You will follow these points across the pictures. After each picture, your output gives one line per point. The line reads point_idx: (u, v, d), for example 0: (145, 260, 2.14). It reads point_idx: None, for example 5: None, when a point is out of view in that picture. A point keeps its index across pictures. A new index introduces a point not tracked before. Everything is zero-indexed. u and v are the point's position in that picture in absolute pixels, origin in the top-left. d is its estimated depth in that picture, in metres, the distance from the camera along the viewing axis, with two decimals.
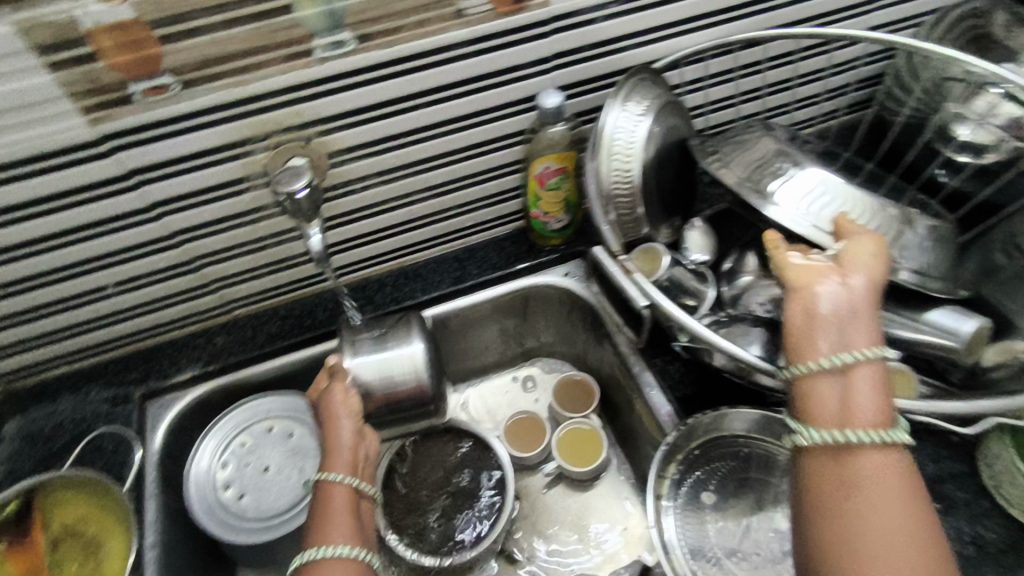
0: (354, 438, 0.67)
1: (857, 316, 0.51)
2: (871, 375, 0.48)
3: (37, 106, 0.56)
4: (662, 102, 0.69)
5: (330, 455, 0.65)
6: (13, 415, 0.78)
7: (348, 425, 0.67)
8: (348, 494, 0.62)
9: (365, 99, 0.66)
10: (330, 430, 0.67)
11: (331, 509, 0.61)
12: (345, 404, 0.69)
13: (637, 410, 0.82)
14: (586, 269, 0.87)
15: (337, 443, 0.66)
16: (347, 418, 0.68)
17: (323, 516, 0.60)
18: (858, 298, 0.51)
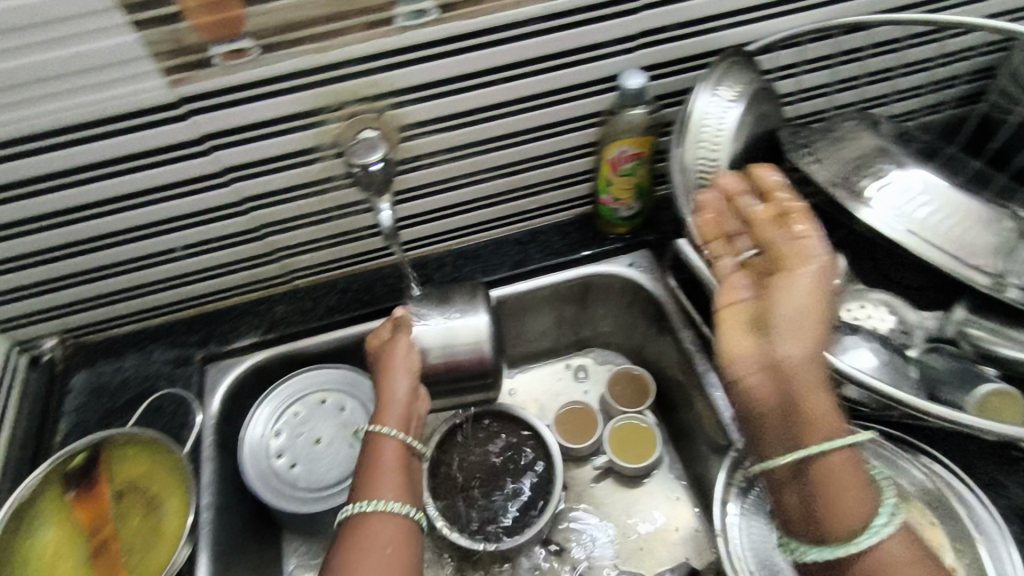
0: (410, 396, 0.67)
1: (795, 379, 0.50)
2: (841, 470, 0.50)
3: (121, 65, 0.56)
4: (755, 88, 0.65)
5: (382, 408, 0.66)
6: (82, 368, 0.80)
7: (404, 381, 0.67)
8: (397, 449, 0.63)
9: (442, 71, 0.64)
10: (386, 384, 0.67)
11: (381, 462, 0.62)
12: (404, 359, 0.69)
13: (698, 411, 0.79)
14: (652, 260, 0.84)
15: (392, 398, 0.66)
16: (405, 373, 0.68)
17: (373, 467, 0.62)
18: (787, 354, 0.50)
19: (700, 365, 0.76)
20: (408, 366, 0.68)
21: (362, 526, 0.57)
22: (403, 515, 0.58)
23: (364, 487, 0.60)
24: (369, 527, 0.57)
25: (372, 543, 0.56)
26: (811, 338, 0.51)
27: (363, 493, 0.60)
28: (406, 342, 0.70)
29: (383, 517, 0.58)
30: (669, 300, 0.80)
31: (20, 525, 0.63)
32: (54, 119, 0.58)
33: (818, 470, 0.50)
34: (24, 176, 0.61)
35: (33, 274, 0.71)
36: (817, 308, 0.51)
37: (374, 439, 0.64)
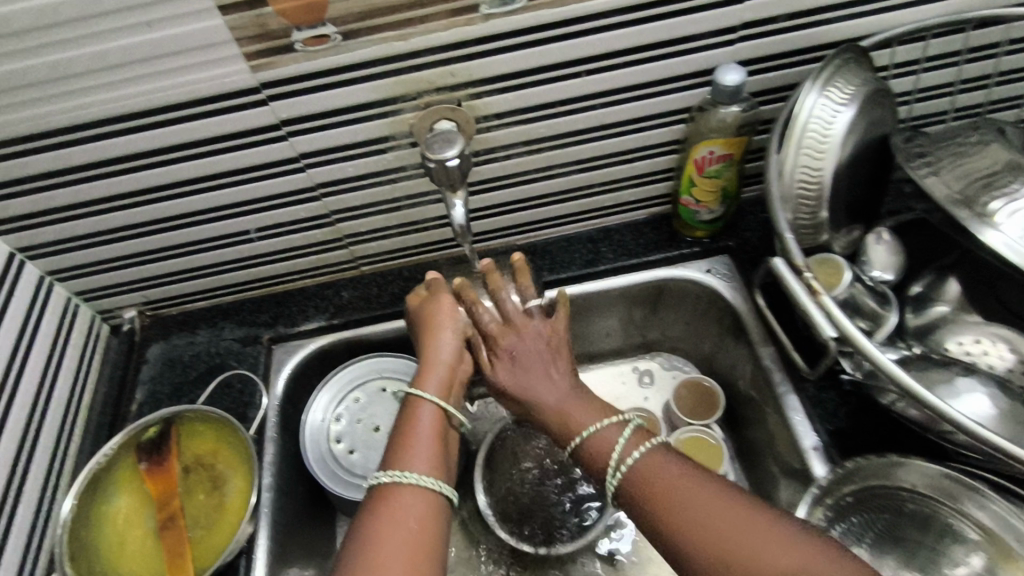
0: (453, 355, 0.65)
1: (551, 394, 0.63)
2: (606, 437, 0.59)
3: (207, 48, 0.56)
4: (869, 90, 0.58)
5: (426, 370, 0.64)
6: (157, 339, 0.82)
7: (450, 342, 0.65)
8: (434, 414, 0.61)
9: (525, 61, 0.61)
10: (430, 343, 0.65)
11: (417, 429, 0.59)
12: (450, 320, 0.66)
13: (770, 431, 0.74)
14: (732, 267, 0.79)
15: (436, 357, 0.64)
16: (448, 332, 0.66)
17: (407, 435, 0.59)
18: (530, 386, 0.64)
19: (779, 385, 0.70)
20: (454, 326, 0.66)
21: (388, 498, 0.54)
22: (431, 489, 0.55)
23: (396, 454, 0.57)
24: (394, 499, 0.54)
25: (394, 516, 0.53)
26: (550, 373, 0.64)
27: (395, 462, 0.57)
28: (451, 302, 0.67)
29: (409, 488, 0.54)
30: (749, 313, 0.75)
31: (97, 491, 0.66)
32: (142, 101, 0.59)
33: (586, 451, 0.60)
34: (114, 155, 0.63)
35: (118, 248, 0.73)
36: (547, 352, 0.65)
37: (413, 402, 0.61)
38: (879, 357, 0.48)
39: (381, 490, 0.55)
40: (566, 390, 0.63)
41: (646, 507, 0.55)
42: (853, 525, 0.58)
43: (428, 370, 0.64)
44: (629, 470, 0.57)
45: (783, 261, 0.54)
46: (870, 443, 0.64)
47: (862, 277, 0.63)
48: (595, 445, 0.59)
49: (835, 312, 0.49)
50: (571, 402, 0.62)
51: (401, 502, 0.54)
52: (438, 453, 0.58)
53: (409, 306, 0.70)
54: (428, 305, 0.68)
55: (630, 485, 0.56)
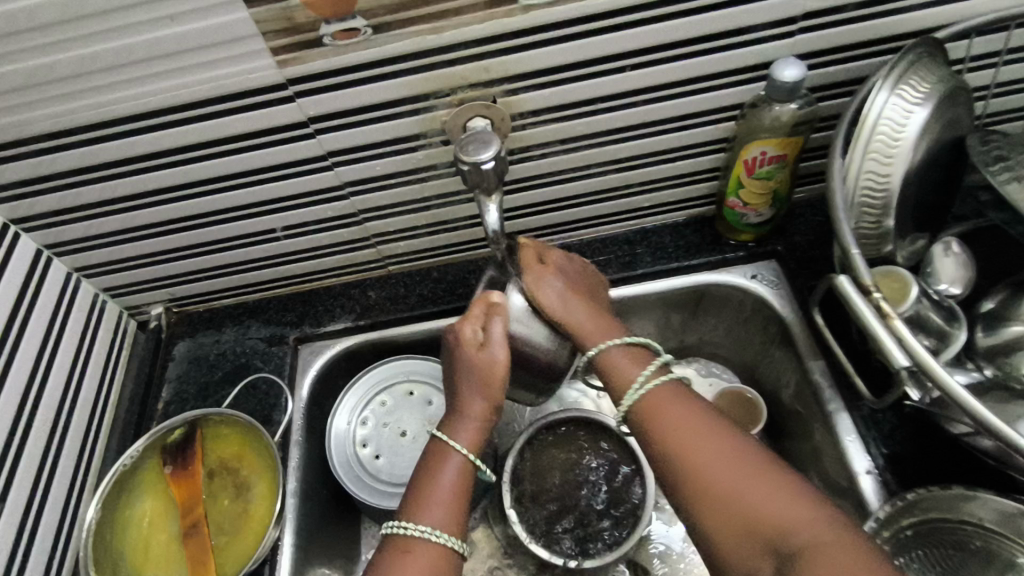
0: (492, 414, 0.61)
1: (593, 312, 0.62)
2: (620, 355, 0.59)
3: (233, 43, 0.53)
4: (945, 88, 0.53)
5: (458, 421, 0.61)
6: (184, 337, 0.80)
7: (490, 396, 0.61)
8: (459, 467, 0.59)
9: (566, 56, 0.57)
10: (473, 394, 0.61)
11: (439, 479, 0.58)
12: (500, 373, 0.61)
13: (816, 446, 0.69)
14: (779, 273, 0.74)
15: (475, 411, 0.61)
16: (493, 389, 0.61)
17: (426, 484, 0.58)
18: (568, 304, 0.62)
19: (830, 402, 0.66)
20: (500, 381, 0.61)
21: (404, 551, 0.54)
22: (447, 546, 0.55)
23: (414, 504, 0.56)
24: (409, 552, 0.54)
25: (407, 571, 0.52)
26: (585, 299, 0.63)
27: (412, 512, 0.56)
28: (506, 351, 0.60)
29: (426, 545, 0.54)
30: (797, 324, 0.71)
31: (122, 493, 0.65)
32: (168, 97, 0.57)
33: (603, 361, 0.59)
34: (140, 152, 0.61)
35: (145, 245, 0.72)
36: (581, 286, 0.65)
37: (439, 453, 0.59)
38: (958, 389, 0.43)
39: (397, 541, 0.55)
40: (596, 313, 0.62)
41: (652, 428, 0.54)
42: (913, 558, 0.55)
43: (461, 424, 0.60)
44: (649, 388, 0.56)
45: (848, 278, 0.49)
46: (930, 468, 0.60)
47: (929, 290, 0.58)
48: (612, 359, 0.59)
49: (913, 343, 0.45)
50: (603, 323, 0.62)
51: (416, 559, 0.53)
52: (460, 508, 0.57)
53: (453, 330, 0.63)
54: (480, 343, 0.61)
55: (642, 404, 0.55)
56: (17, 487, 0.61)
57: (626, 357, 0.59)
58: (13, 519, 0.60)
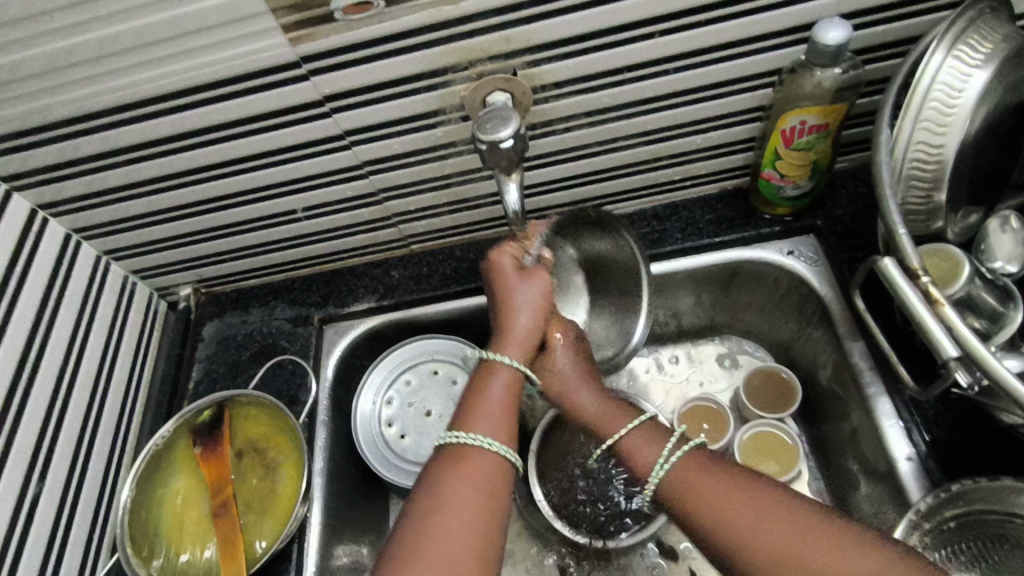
0: (541, 322, 0.58)
1: (587, 405, 0.58)
2: (638, 442, 0.55)
3: (243, 21, 0.51)
4: (1010, 47, 0.48)
5: (501, 338, 0.57)
6: (212, 318, 0.81)
7: (534, 310, 0.58)
8: (507, 383, 0.55)
9: (590, 23, 0.54)
10: (514, 307, 0.58)
11: (488, 394, 0.53)
12: (536, 309, 0.58)
13: (854, 428, 0.65)
14: (818, 248, 0.70)
15: (520, 326, 0.57)
16: (534, 303, 0.58)
17: (479, 395, 0.53)
18: (565, 395, 0.59)
19: (870, 385, 0.62)
20: (546, 296, 0.59)
21: (461, 458, 0.50)
22: (502, 456, 0.50)
23: (464, 416, 0.52)
24: (466, 461, 0.49)
25: (467, 477, 0.48)
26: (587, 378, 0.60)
27: (460, 422, 0.52)
28: (540, 299, 0.58)
29: (484, 454, 0.50)
30: (836, 303, 0.67)
31: (156, 473, 0.67)
32: (183, 78, 0.56)
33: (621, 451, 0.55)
34: (162, 135, 0.61)
35: (170, 228, 0.72)
36: (583, 369, 0.60)
37: (488, 368, 0.55)
38: (1012, 380, 0.40)
39: (452, 451, 0.50)
40: (602, 393, 0.59)
41: (691, 516, 0.49)
42: (957, 550, 0.53)
43: (508, 338, 0.57)
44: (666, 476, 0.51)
45: (893, 260, 0.46)
46: (975, 458, 0.57)
47: (981, 268, 0.54)
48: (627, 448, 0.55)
49: (961, 328, 0.42)
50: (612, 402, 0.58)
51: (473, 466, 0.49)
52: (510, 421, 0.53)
53: (489, 257, 0.60)
54: (512, 272, 0.59)
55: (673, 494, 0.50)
56: (55, 469, 0.63)
57: (643, 438, 0.55)
58: (52, 498, 0.62)
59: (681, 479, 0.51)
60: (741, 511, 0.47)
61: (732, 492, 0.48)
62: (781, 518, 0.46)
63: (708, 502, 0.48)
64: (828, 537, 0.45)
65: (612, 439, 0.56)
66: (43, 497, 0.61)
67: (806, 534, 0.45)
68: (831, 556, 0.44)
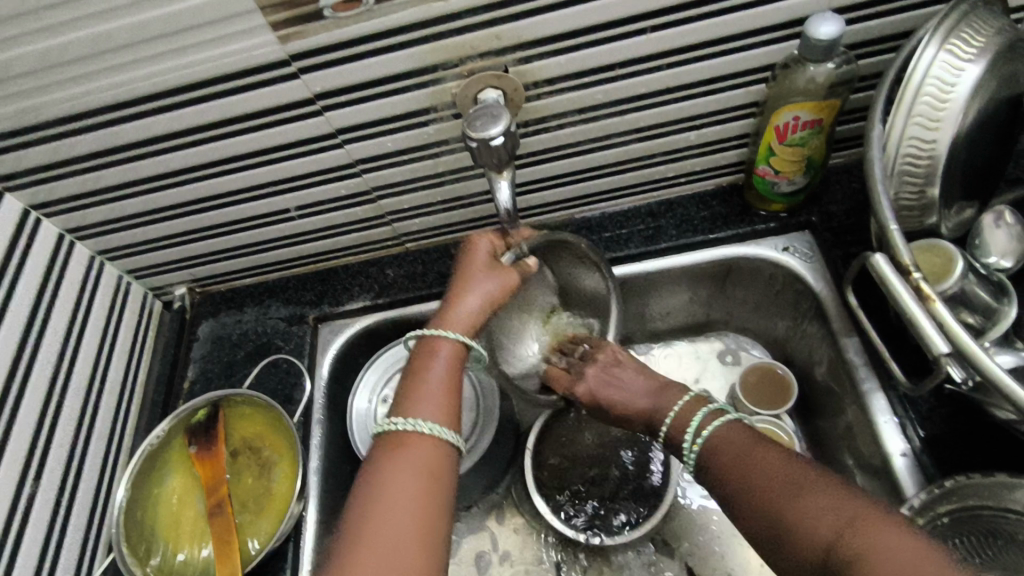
0: (485, 312, 0.59)
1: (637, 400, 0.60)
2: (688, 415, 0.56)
3: (232, 19, 0.51)
4: (1002, 41, 0.48)
5: (445, 312, 0.58)
6: (207, 317, 0.81)
7: (485, 300, 0.59)
8: (447, 364, 0.55)
9: (581, 19, 0.54)
10: (465, 289, 0.59)
11: (427, 376, 0.53)
12: (488, 299, 0.59)
13: (849, 424, 0.65)
14: (813, 244, 0.70)
15: (466, 306, 0.58)
16: (486, 292, 0.59)
17: (418, 380, 0.53)
18: (614, 391, 0.62)
19: (865, 381, 0.62)
20: (503, 290, 0.60)
21: (399, 445, 0.50)
22: (440, 438, 0.50)
23: (404, 400, 0.52)
24: (403, 447, 0.50)
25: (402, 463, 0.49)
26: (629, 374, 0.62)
27: (400, 408, 0.52)
28: (494, 292, 0.59)
29: (419, 439, 0.50)
30: (831, 299, 0.67)
31: (151, 473, 0.67)
32: (173, 77, 0.56)
33: (671, 431, 0.57)
34: (154, 134, 0.61)
35: (164, 228, 0.72)
36: (636, 367, 0.62)
37: (429, 343, 0.56)
38: (1003, 375, 0.40)
39: (389, 439, 0.50)
40: (645, 376, 0.61)
41: (720, 474, 0.52)
42: (952, 546, 0.52)
43: (450, 312, 0.58)
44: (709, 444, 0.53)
45: (885, 256, 0.46)
46: (969, 453, 0.57)
47: (975, 263, 0.54)
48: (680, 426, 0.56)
49: (951, 322, 0.42)
50: (661, 385, 0.60)
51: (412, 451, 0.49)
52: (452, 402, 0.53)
53: (469, 239, 0.62)
54: (484, 258, 0.61)
55: (714, 453, 0.53)
56: (50, 469, 0.63)
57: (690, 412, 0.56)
58: (47, 498, 0.62)
59: (721, 440, 0.53)
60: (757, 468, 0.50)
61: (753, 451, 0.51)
62: (783, 475, 0.49)
63: (734, 461, 0.51)
64: (820, 495, 0.47)
65: (667, 422, 0.57)
66: (38, 497, 0.61)
67: (796, 488, 0.48)
68: (806, 506, 0.47)
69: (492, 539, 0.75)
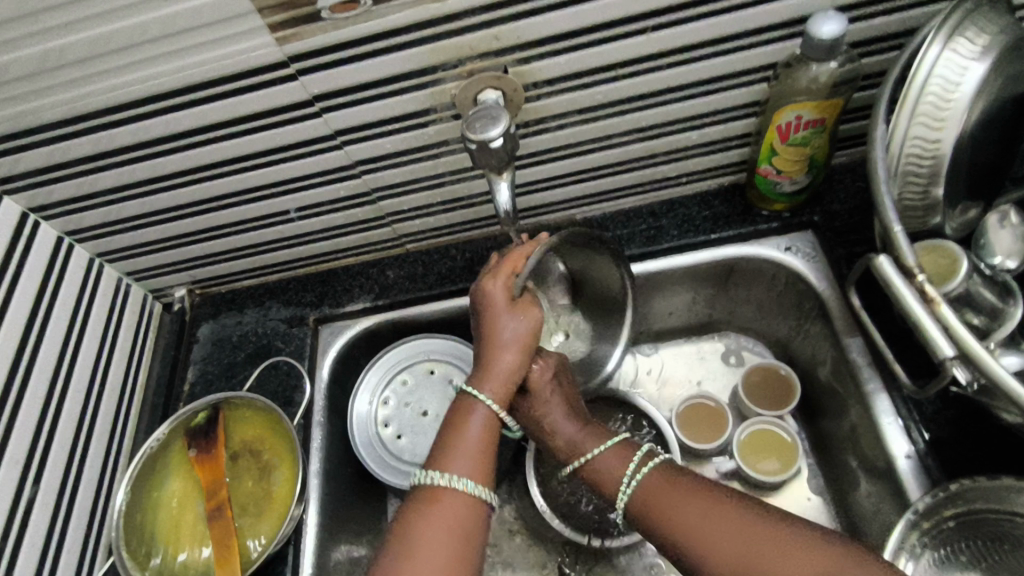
0: (523, 361, 0.57)
1: (566, 431, 0.60)
2: (610, 459, 0.57)
3: (229, 21, 0.51)
4: (1008, 40, 0.47)
5: (481, 371, 0.57)
6: (208, 319, 0.81)
7: (517, 351, 0.57)
8: (486, 417, 0.55)
9: (582, 19, 0.53)
10: (498, 344, 0.57)
11: (466, 430, 0.54)
12: (519, 347, 0.57)
13: (853, 425, 0.65)
14: (816, 244, 0.70)
15: (501, 362, 0.56)
16: (516, 341, 0.57)
17: (456, 432, 0.54)
18: (553, 408, 0.60)
19: (869, 382, 0.62)
20: (532, 335, 0.57)
21: (433, 499, 0.51)
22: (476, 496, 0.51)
23: (440, 452, 0.53)
24: (439, 501, 0.51)
25: (436, 520, 0.49)
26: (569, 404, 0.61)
27: (437, 460, 0.53)
28: (523, 339, 0.57)
29: (454, 493, 0.51)
30: (834, 298, 0.66)
31: (151, 476, 0.66)
32: (170, 79, 0.55)
33: (591, 473, 0.58)
34: (152, 136, 0.60)
35: (163, 230, 0.72)
36: (569, 393, 0.62)
37: (466, 399, 0.56)
38: (1010, 379, 0.40)
39: (426, 492, 0.51)
40: (579, 413, 0.61)
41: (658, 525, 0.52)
42: (958, 549, 0.53)
43: (487, 373, 0.56)
44: (636, 490, 0.55)
45: (889, 258, 0.45)
46: (974, 455, 0.56)
47: (980, 264, 0.53)
48: (601, 470, 0.57)
49: (958, 326, 0.41)
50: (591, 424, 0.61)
51: (447, 508, 0.50)
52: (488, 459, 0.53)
53: (479, 280, 0.59)
54: (503, 303, 0.57)
55: (642, 504, 0.54)
56: (50, 472, 0.63)
57: (613, 455, 0.58)
58: (47, 501, 0.62)
59: (648, 492, 0.54)
60: (700, 519, 0.50)
61: (690, 500, 0.51)
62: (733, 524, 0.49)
63: (673, 513, 0.51)
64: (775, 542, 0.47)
65: (595, 451, 0.58)
66: (38, 501, 0.61)
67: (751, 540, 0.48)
68: (771, 557, 0.46)
69: (493, 540, 0.75)
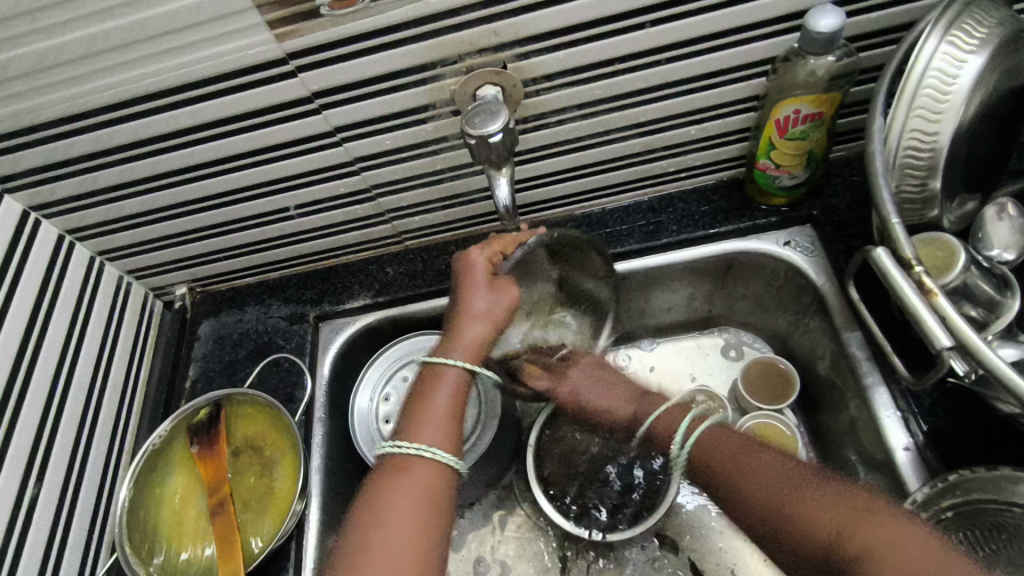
0: (487, 333, 0.60)
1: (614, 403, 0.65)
2: (673, 417, 0.60)
3: (229, 18, 0.51)
4: (1005, 32, 0.48)
5: (448, 339, 0.59)
6: (208, 317, 0.81)
7: (485, 319, 0.60)
8: (453, 393, 0.56)
9: (580, 13, 0.53)
10: (467, 313, 0.60)
11: (432, 405, 0.56)
12: (489, 317, 0.60)
13: (852, 419, 0.65)
14: (816, 239, 0.70)
15: (469, 330, 0.59)
16: (487, 311, 0.60)
17: (421, 403, 0.56)
18: (595, 390, 0.66)
19: (868, 375, 0.62)
20: (504, 307, 0.60)
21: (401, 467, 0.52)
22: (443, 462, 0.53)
23: (409, 424, 0.55)
24: (407, 468, 0.52)
25: (403, 487, 0.51)
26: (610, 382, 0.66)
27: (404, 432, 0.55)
28: (490, 307, 0.60)
29: (422, 463, 0.52)
30: (833, 292, 0.67)
31: (154, 473, 0.67)
32: (169, 77, 0.56)
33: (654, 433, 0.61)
34: (152, 134, 0.60)
35: (163, 228, 0.72)
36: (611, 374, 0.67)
37: (434, 371, 0.58)
38: (1008, 371, 0.40)
39: (393, 460, 0.53)
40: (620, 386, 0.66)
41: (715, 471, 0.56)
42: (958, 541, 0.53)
43: (454, 339, 0.59)
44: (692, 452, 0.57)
45: (887, 250, 0.46)
46: (974, 446, 0.57)
47: (978, 256, 0.53)
48: (663, 426, 0.60)
49: (954, 317, 0.42)
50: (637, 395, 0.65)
51: (414, 475, 0.52)
52: (456, 429, 0.55)
53: (461, 257, 0.63)
54: (482, 275, 0.61)
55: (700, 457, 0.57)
56: (53, 470, 0.63)
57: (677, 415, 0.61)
58: (50, 499, 0.62)
59: (709, 443, 0.57)
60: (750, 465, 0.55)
61: (744, 450, 0.56)
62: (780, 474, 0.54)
63: (728, 456, 0.56)
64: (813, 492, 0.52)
65: (647, 421, 0.61)
66: (41, 499, 0.61)
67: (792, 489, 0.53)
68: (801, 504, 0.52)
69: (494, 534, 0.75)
